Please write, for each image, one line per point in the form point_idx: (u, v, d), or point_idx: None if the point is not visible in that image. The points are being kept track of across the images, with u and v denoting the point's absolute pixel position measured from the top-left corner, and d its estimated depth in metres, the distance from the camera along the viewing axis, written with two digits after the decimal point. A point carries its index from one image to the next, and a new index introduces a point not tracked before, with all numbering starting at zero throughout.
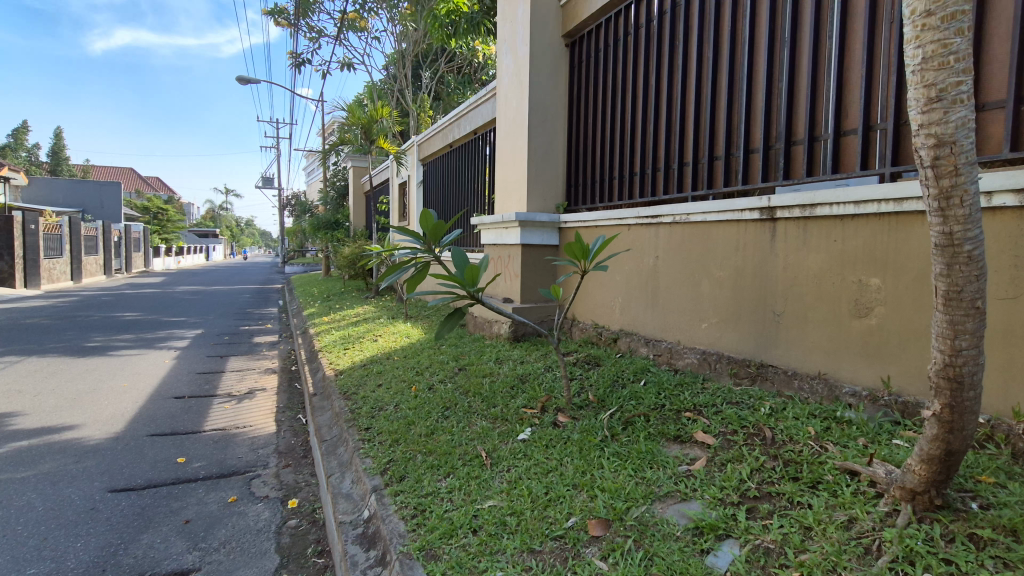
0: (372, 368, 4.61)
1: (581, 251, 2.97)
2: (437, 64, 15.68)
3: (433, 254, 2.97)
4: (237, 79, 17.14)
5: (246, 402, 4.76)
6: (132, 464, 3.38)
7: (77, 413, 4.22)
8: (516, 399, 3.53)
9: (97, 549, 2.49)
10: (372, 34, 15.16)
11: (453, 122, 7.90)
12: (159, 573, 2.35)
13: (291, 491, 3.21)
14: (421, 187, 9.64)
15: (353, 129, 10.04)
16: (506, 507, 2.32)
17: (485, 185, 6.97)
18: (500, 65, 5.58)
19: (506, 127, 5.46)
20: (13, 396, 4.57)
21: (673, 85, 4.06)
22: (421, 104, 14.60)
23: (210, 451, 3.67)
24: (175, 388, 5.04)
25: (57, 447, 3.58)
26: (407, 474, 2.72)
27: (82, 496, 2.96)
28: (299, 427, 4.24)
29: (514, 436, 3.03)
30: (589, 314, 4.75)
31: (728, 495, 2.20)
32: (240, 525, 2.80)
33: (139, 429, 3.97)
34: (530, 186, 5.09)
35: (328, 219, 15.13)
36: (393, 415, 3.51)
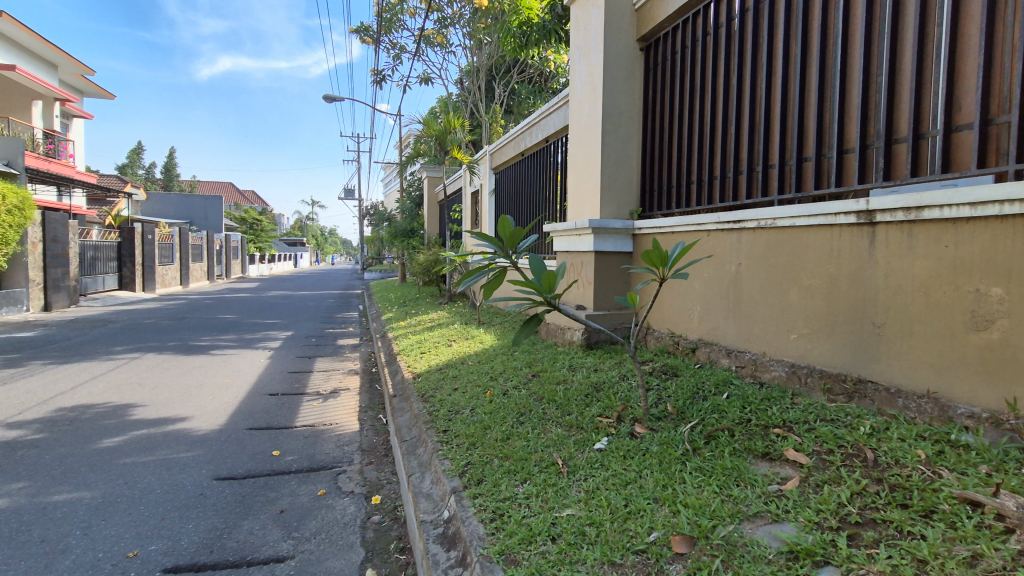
0: (447, 372, 4.74)
1: (660, 257, 2.88)
2: (510, 76, 15.96)
3: (510, 259, 2.98)
4: (324, 98, 18.36)
5: (332, 400, 5.04)
6: (233, 455, 3.67)
7: (187, 406, 4.65)
8: (591, 407, 3.49)
9: (205, 532, 2.72)
10: (448, 49, 15.69)
11: (525, 130, 7.98)
12: (259, 558, 2.53)
13: (374, 488, 3.36)
14: (493, 195, 9.82)
15: (429, 140, 10.47)
16: (585, 517, 2.30)
17: (557, 192, 6.99)
18: (573, 72, 5.57)
19: (578, 133, 5.45)
20: (135, 388, 5.12)
21: (756, 85, 3.88)
22: (494, 114, 14.91)
23: (301, 446, 3.92)
24: (270, 385, 5.43)
25: (171, 436, 3.96)
26: (485, 477, 2.76)
27: (193, 482, 3.25)
28: (380, 427, 4.44)
29: (591, 445, 2.99)
30: (665, 322, 4.61)
31: (825, 520, 2.05)
32: (328, 518, 2.95)
33: (239, 422, 4.32)
34: (603, 193, 5.04)
35: (404, 227, 15.79)
36: (469, 419, 3.58)
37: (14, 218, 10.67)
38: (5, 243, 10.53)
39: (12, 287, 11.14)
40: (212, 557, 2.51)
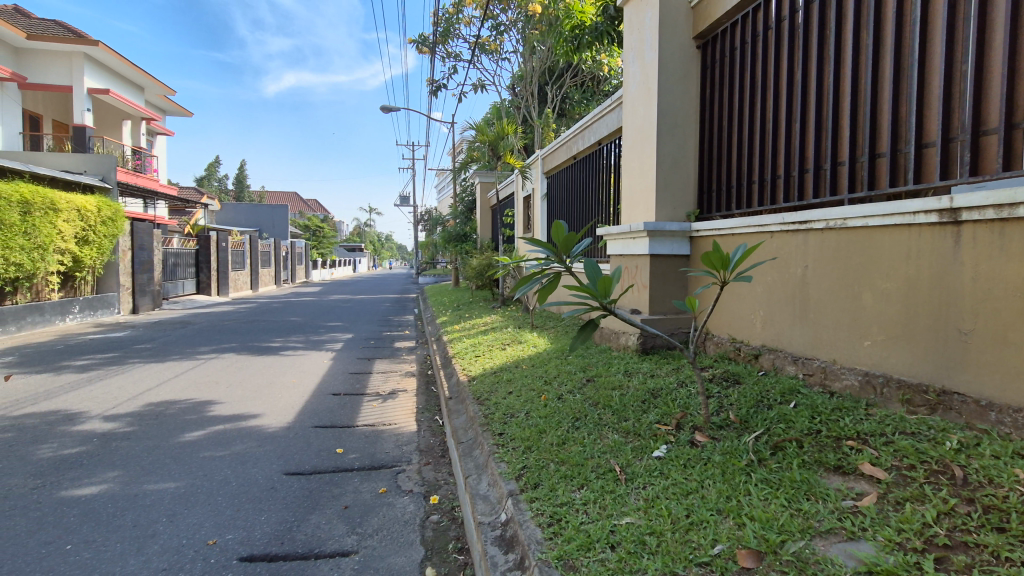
0: (502, 375, 4.78)
1: (721, 260, 2.77)
2: (562, 80, 15.95)
3: (564, 264, 2.97)
4: (382, 109, 19.00)
5: (390, 401, 5.20)
6: (300, 452, 3.85)
7: (258, 404, 4.93)
8: (648, 413, 3.42)
9: (277, 525, 2.87)
10: (501, 56, 15.86)
11: (577, 133, 7.93)
12: (326, 551, 2.64)
13: (432, 488, 3.43)
14: (546, 199, 9.83)
15: (481, 146, 10.65)
16: (644, 526, 2.25)
17: (610, 195, 6.92)
18: (626, 73, 5.51)
19: (632, 135, 5.37)
20: (213, 386, 5.48)
21: (822, 79, 3.69)
22: (546, 119, 14.93)
23: (363, 445, 4.07)
24: (333, 386, 5.67)
25: (244, 432, 4.20)
26: (542, 481, 2.76)
27: (265, 476, 3.45)
28: (437, 428, 4.54)
29: (649, 452, 2.94)
30: (725, 327, 4.46)
31: (908, 540, 1.92)
32: (389, 515, 3.05)
33: (306, 420, 4.53)
34: (658, 195, 4.94)
35: (458, 232, 16.08)
36: (525, 422, 3.60)
37: (108, 229, 11.69)
38: (100, 252, 11.54)
39: (106, 291, 12.19)
40: (283, 548, 2.64)
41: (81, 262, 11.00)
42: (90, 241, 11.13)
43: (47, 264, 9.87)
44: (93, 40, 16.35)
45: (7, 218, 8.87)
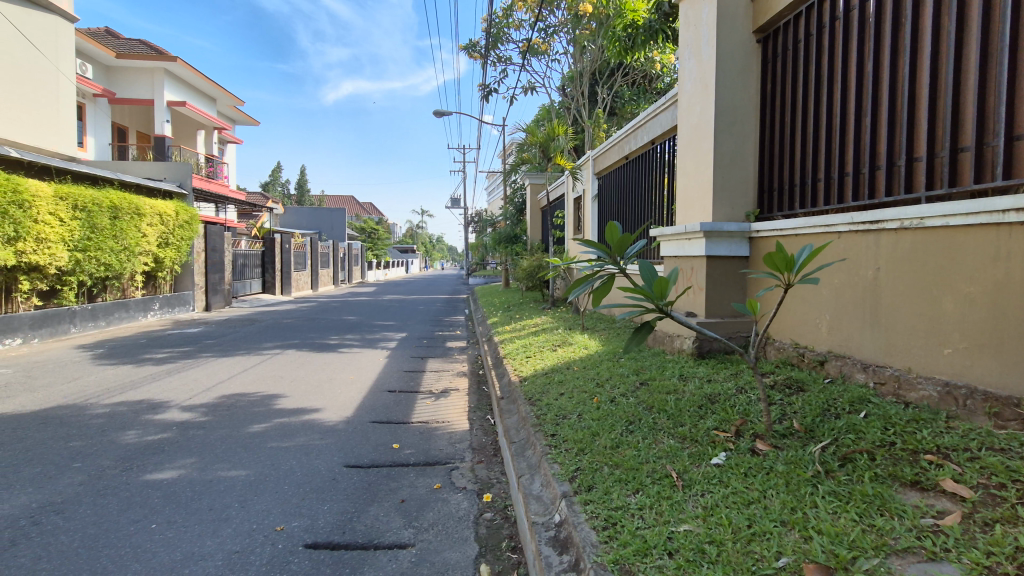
0: (553, 376, 4.77)
1: (785, 262, 2.64)
2: (613, 79, 15.74)
3: (619, 266, 2.93)
4: (435, 113, 19.40)
5: (443, 399, 5.31)
6: (359, 445, 4.00)
7: (319, 398, 5.15)
8: (705, 419, 3.33)
9: (339, 514, 2.99)
10: (551, 57, 15.84)
11: (630, 133, 7.81)
12: (385, 543, 2.73)
13: (485, 486, 3.48)
14: (596, 200, 9.74)
15: (532, 148, 10.62)
16: (703, 534, 2.20)
17: (664, 195, 6.77)
18: (682, 71, 5.38)
19: (688, 134, 5.25)
20: (278, 381, 5.77)
21: (896, 70, 3.47)
22: (597, 119, 14.80)
23: (417, 441, 4.18)
24: (389, 383, 5.84)
25: (307, 425, 4.41)
26: (596, 484, 2.74)
27: (327, 467, 3.60)
28: (489, 427, 4.60)
29: (707, 459, 2.86)
30: (788, 331, 4.28)
31: (998, 564, 1.77)
32: (444, 511, 3.11)
33: (364, 415, 4.70)
34: (716, 195, 4.81)
35: (508, 234, 16.18)
36: (577, 424, 3.58)
37: (184, 231, 12.54)
38: (177, 254, 12.39)
39: (182, 290, 13.07)
40: (344, 537, 2.75)
41: (161, 262, 11.86)
42: (169, 243, 11.98)
43: (133, 265, 10.69)
44: (171, 56, 17.59)
45: (100, 222, 9.69)
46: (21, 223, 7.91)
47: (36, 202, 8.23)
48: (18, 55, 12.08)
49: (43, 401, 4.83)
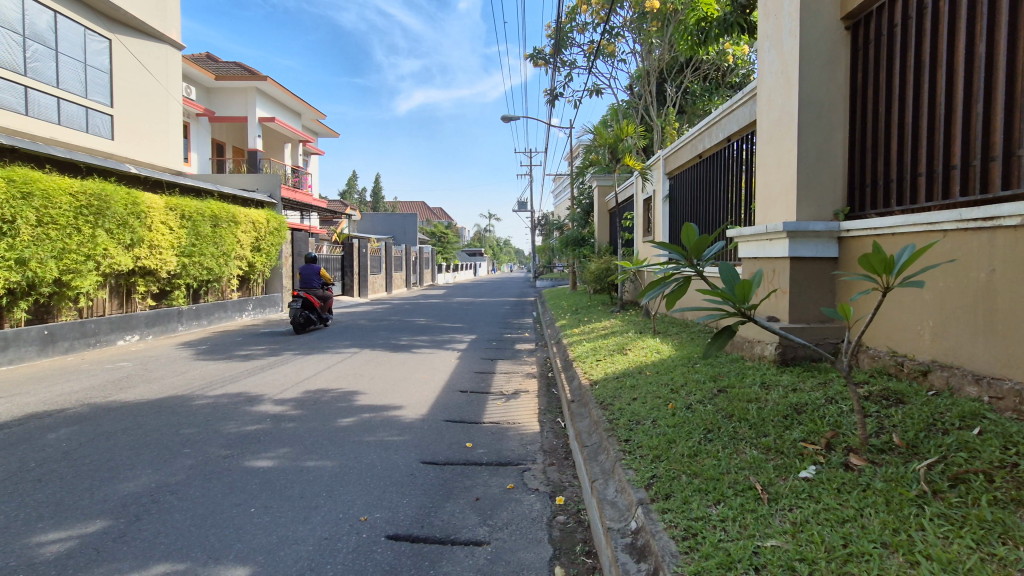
0: (625, 381, 4.69)
1: (883, 263, 2.43)
2: (682, 76, 15.24)
3: (696, 268, 2.80)
4: (501, 119, 19.64)
5: (514, 401, 5.37)
6: (434, 443, 4.13)
7: (396, 396, 5.38)
8: (791, 430, 3.15)
9: (417, 508, 3.11)
10: (618, 57, 15.59)
11: (704, 131, 7.52)
12: (461, 539, 2.80)
13: (558, 488, 3.49)
14: (667, 201, 9.47)
15: (600, 150, 10.43)
16: (793, 551, 2.08)
17: (742, 194, 6.47)
18: (762, 64, 5.13)
19: (769, 129, 4.99)
20: (358, 378, 6.08)
21: (1014, 51, 3.12)
22: (667, 118, 14.40)
23: (490, 441, 4.25)
24: (461, 383, 5.98)
25: (386, 421, 4.61)
26: (674, 492, 2.67)
27: (405, 463, 3.75)
28: (560, 429, 4.59)
29: (794, 472, 2.70)
30: (884, 338, 3.95)
31: None
32: (518, 511, 3.15)
33: (438, 414, 4.85)
34: (800, 192, 4.54)
35: (575, 236, 16.09)
36: (652, 430, 3.50)
37: (274, 237, 13.51)
38: (267, 258, 13.37)
39: (272, 292, 14.06)
40: (423, 531, 2.85)
41: (253, 266, 12.83)
42: (260, 248, 12.94)
43: (229, 269, 11.63)
44: (262, 75, 18.99)
45: (202, 230, 10.64)
46: (137, 232, 8.82)
47: (150, 213, 9.17)
48: (136, 81, 13.52)
49: (159, 391, 5.38)
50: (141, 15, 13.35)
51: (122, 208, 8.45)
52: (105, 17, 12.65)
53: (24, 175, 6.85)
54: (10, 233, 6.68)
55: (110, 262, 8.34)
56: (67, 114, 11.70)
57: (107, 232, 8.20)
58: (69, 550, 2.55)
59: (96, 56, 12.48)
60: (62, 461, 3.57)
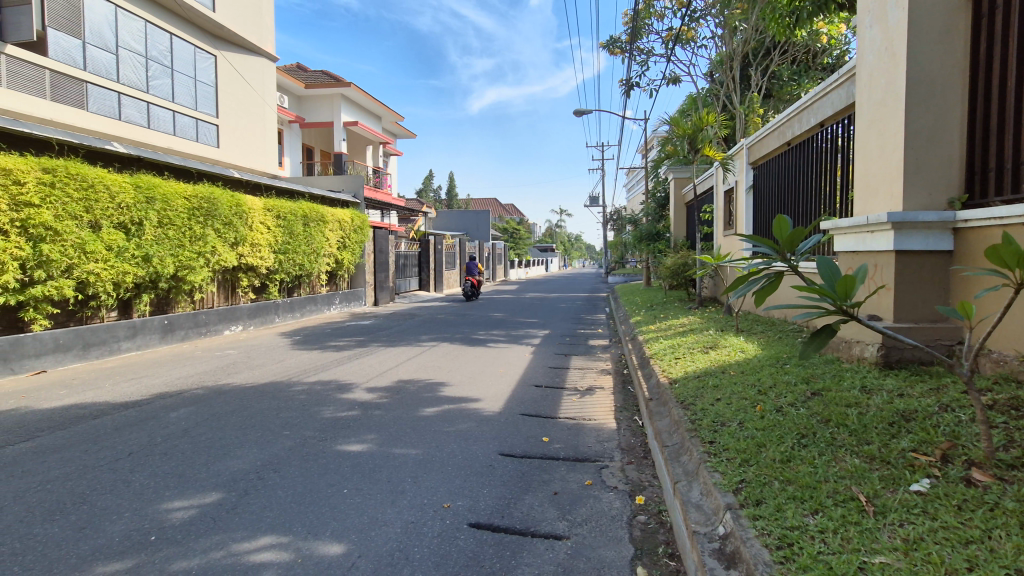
0: (707, 380, 4.51)
1: (1017, 257, 2.12)
2: (768, 59, 14.36)
3: (791, 264, 2.52)
4: (575, 113, 19.43)
5: (589, 397, 5.33)
6: (511, 435, 4.20)
7: (474, 388, 5.51)
8: (899, 439, 2.89)
9: (497, 499, 3.17)
10: (697, 43, 14.93)
11: (793, 116, 7.03)
12: (540, 532, 2.82)
13: (637, 488, 3.42)
14: (751, 192, 8.98)
15: (678, 140, 10.00)
16: (904, 570, 1.91)
17: (837, 183, 6.00)
18: (862, 40, 4.72)
19: (870, 112, 4.59)
20: (436, 370, 6.29)
21: None
22: (751, 104, 13.65)
23: (567, 436, 4.25)
24: (536, 378, 6.02)
25: (465, 412, 4.74)
26: (766, 499, 2.53)
27: (484, 454, 3.84)
28: (637, 428, 4.50)
29: (904, 485, 2.48)
30: (1010, 341, 3.53)
31: None
32: (597, 508, 3.13)
33: (515, 407, 4.92)
34: (907, 179, 4.13)
35: (650, 230, 15.70)
36: (739, 433, 3.34)
37: (357, 236, 14.23)
38: (352, 256, 14.13)
39: (356, 286, 14.85)
40: (504, 522, 2.90)
41: (340, 262, 13.61)
42: (346, 246, 13.70)
43: (319, 265, 12.41)
44: (346, 82, 20.07)
45: (295, 229, 11.41)
46: (240, 231, 9.61)
47: (251, 214, 9.96)
48: (237, 92, 14.71)
49: (261, 377, 5.85)
50: (240, 30, 14.50)
51: (227, 210, 9.25)
52: (212, 36, 13.91)
53: (148, 181, 7.69)
54: (138, 233, 7.53)
55: (218, 259, 9.15)
56: (181, 126, 12.95)
57: (215, 232, 9.02)
58: (191, 517, 2.85)
59: (204, 72, 13.71)
60: (182, 437, 3.98)
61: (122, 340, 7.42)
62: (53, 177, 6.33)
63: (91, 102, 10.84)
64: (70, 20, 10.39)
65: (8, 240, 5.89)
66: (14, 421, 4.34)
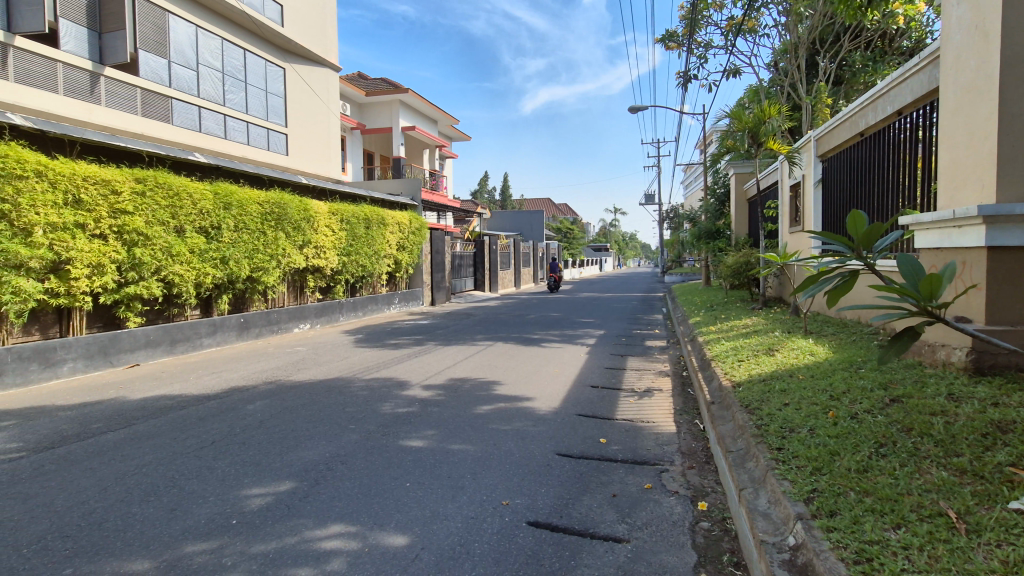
0: (774, 385, 4.31)
1: None
2: (838, 46, 13.56)
3: (868, 262, 2.30)
4: (630, 110, 19.09)
5: (647, 399, 5.23)
6: (568, 436, 4.19)
7: (530, 388, 5.54)
8: (993, 452, 2.66)
9: (555, 499, 3.17)
10: (760, 33, 14.30)
11: (867, 105, 6.59)
12: (600, 534, 2.81)
13: (699, 493, 3.33)
14: (820, 186, 8.51)
15: (739, 134, 9.60)
16: None
17: (918, 175, 5.59)
18: (948, 21, 4.37)
19: (957, 97, 4.24)
20: (492, 369, 6.37)
21: None
22: (818, 94, 12.94)
23: (624, 438, 4.20)
24: (592, 378, 5.97)
25: (521, 411, 4.77)
26: (840, 510, 2.40)
27: (541, 453, 3.85)
28: (698, 432, 4.37)
29: (1000, 502, 2.28)
30: None
31: None
32: (657, 512, 3.07)
33: (571, 408, 4.90)
34: (1000, 170, 3.80)
35: (710, 228, 15.22)
36: (809, 440, 3.18)
37: (415, 237, 14.62)
38: (410, 257, 14.53)
39: (415, 286, 15.24)
40: (562, 522, 2.91)
41: (399, 263, 14.03)
42: (405, 247, 14.10)
43: (380, 266, 12.85)
44: (404, 88, 20.67)
45: (358, 231, 11.87)
46: (307, 234, 10.12)
47: (317, 218, 10.46)
48: (303, 102, 15.45)
49: (327, 373, 6.14)
50: (306, 43, 15.25)
51: (296, 214, 9.76)
52: (281, 50, 14.69)
53: (226, 189, 8.24)
54: (217, 237, 8.08)
55: (288, 261, 9.68)
56: (254, 136, 13.78)
57: (285, 235, 9.53)
58: (268, 503, 3.04)
59: (273, 84, 14.50)
60: (258, 428, 4.24)
61: (205, 336, 7.98)
62: (144, 186, 6.91)
63: (176, 116, 11.72)
64: (158, 42, 11.28)
65: (106, 245, 6.48)
66: (113, 410, 4.77)
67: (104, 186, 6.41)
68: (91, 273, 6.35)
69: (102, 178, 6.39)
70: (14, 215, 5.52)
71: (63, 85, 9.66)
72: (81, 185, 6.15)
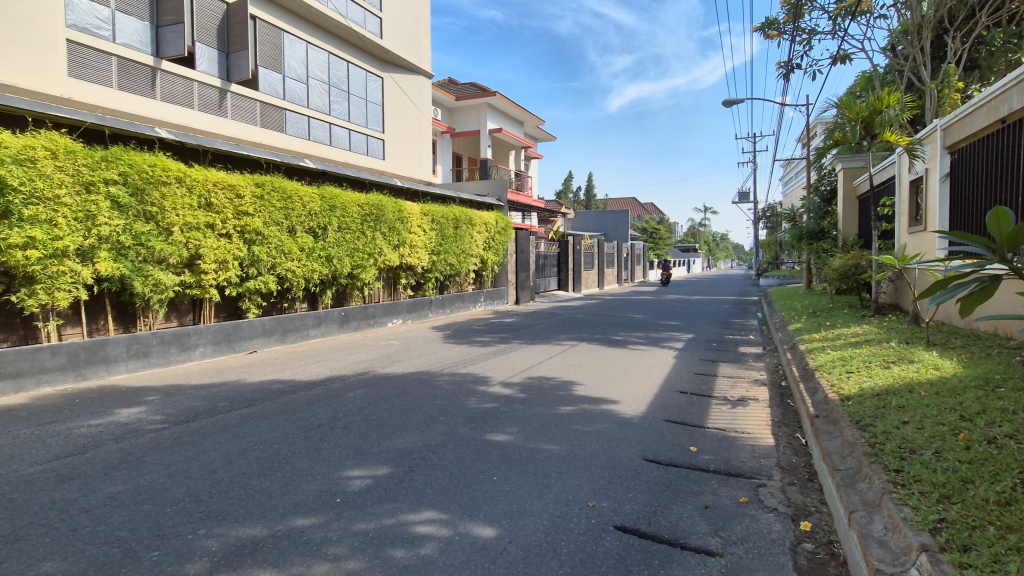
0: (889, 400, 3.92)
1: None
2: (972, 22, 12.00)
3: (1014, 267, 2.01)
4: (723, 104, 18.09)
5: (741, 408, 4.97)
6: (656, 441, 4.08)
7: (615, 390, 5.45)
8: None
9: (643, 505, 3.10)
10: (876, 14, 12.97)
11: (1012, 86, 5.81)
12: (690, 545, 2.71)
13: (801, 512, 3.11)
14: (948, 181, 7.60)
15: (848, 125, 8.77)
16: None
17: None
18: None
19: None
20: (576, 370, 6.33)
21: None
22: (946, 78, 11.53)
23: (716, 448, 4.01)
24: (680, 383, 5.76)
25: (606, 414, 4.71)
26: (977, 546, 2.14)
27: (628, 457, 3.78)
28: (800, 447, 4.08)
29: None
30: None
31: None
32: (753, 528, 2.91)
33: (658, 413, 4.77)
34: None
35: (813, 228, 14.10)
36: (935, 464, 2.86)
37: (501, 237, 14.86)
38: (496, 256, 14.80)
39: (499, 285, 15.52)
40: (651, 529, 2.84)
41: (485, 263, 14.36)
42: (490, 246, 14.40)
43: (466, 265, 13.21)
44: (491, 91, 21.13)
45: (447, 231, 12.29)
46: (401, 234, 10.63)
47: (410, 218, 10.97)
48: (398, 108, 16.25)
49: (417, 367, 6.43)
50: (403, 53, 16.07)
51: (391, 215, 10.29)
52: (380, 60, 15.57)
53: (331, 192, 8.88)
54: (323, 237, 8.74)
55: (384, 259, 10.24)
56: (354, 142, 14.71)
57: (382, 235, 10.09)
58: (368, 485, 3.25)
59: (372, 92, 15.40)
60: (357, 415, 4.54)
61: (312, 328, 8.66)
62: (263, 191, 7.63)
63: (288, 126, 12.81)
64: (275, 58, 12.40)
65: (231, 243, 7.24)
66: (235, 391, 5.32)
67: (230, 191, 7.17)
68: (219, 268, 7.13)
69: (228, 184, 7.15)
70: (160, 216, 6.34)
71: (197, 102, 10.91)
72: (212, 189, 6.92)
